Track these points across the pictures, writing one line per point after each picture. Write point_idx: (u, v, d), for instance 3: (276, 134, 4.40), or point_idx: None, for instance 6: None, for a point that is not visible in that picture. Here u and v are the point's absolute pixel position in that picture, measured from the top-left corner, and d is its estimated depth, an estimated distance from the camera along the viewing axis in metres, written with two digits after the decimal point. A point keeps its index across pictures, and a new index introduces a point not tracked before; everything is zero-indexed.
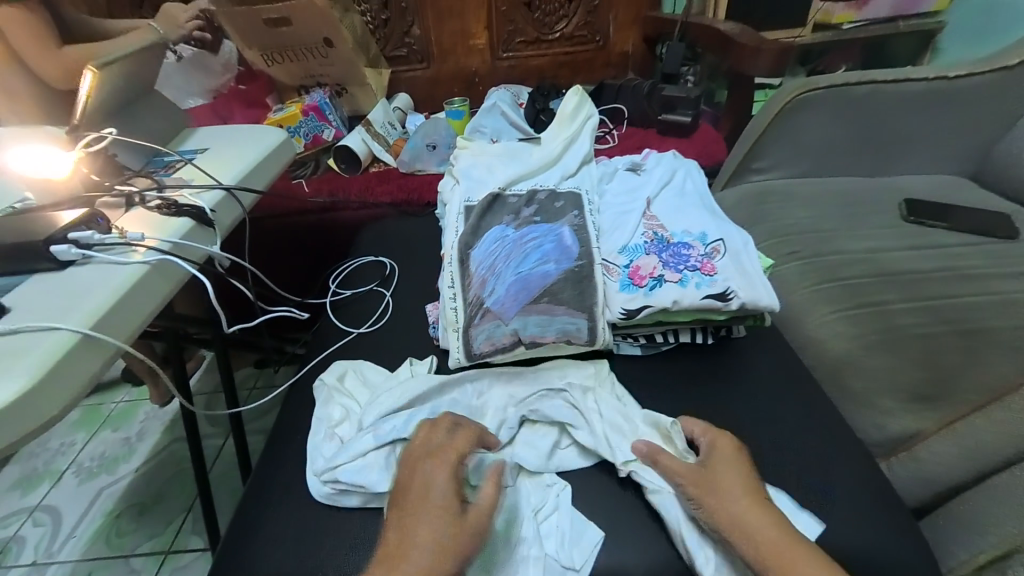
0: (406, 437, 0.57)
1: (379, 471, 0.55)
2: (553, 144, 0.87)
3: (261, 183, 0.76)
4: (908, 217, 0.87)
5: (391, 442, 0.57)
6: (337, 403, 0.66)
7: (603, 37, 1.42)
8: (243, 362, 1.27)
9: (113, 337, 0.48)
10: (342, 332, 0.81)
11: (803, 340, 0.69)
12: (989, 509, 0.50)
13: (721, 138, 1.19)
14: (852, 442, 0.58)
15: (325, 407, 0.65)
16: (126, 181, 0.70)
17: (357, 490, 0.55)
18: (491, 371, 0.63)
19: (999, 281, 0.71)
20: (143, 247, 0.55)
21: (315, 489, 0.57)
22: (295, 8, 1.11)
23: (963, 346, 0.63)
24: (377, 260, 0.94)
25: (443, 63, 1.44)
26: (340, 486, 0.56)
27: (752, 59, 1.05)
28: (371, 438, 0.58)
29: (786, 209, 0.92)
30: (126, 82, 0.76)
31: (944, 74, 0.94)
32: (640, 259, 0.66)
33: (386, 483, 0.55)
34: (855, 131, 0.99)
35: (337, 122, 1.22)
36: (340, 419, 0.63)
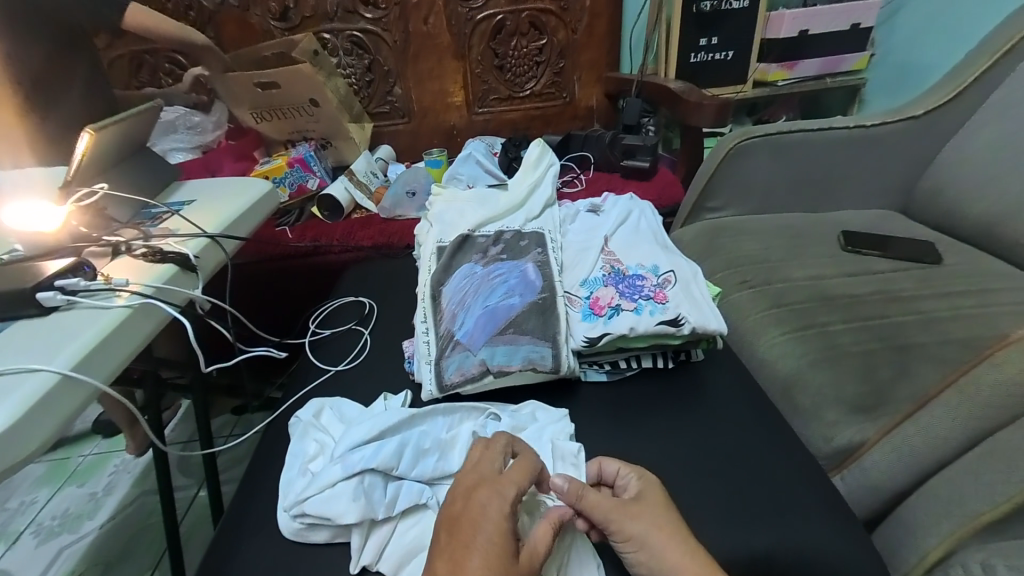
0: (374, 467, 0.57)
1: (346, 502, 0.55)
2: (519, 188, 0.94)
3: (245, 230, 0.81)
4: (846, 246, 0.96)
5: (360, 473, 0.57)
6: (312, 438, 0.66)
7: (569, 94, 1.56)
8: (220, 408, 1.25)
9: (93, 377, 0.50)
10: (321, 370, 0.83)
11: (757, 363, 0.77)
12: (929, 512, 0.54)
13: (678, 180, 1.29)
14: (807, 455, 0.62)
15: (300, 441, 0.67)
16: (114, 232, 0.74)
17: (324, 523, 0.56)
18: (462, 406, 0.66)
19: (920, 303, 0.80)
20: (127, 291, 0.58)
21: (285, 525, 0.58)
22: (283, 73, 1.21)
23: (895, 361, 0.69)
24: (357, 300, 0.98)
25: (423, 118, 1.56)
26: (307, 520, 0.57)
27: (698, 111, 1.19)
28: (339, 469, 0.58)
29: (738, 242, 1.00)
30: (119, 140, 0.81)
31: (863, 123, 1.07)
32: (599, 291, 0.72)
33: (352, 514, 0.55)
34: (792, 172, 1.11)
35: (321, 173, 1.29)
36: (314, 453, 0.64)
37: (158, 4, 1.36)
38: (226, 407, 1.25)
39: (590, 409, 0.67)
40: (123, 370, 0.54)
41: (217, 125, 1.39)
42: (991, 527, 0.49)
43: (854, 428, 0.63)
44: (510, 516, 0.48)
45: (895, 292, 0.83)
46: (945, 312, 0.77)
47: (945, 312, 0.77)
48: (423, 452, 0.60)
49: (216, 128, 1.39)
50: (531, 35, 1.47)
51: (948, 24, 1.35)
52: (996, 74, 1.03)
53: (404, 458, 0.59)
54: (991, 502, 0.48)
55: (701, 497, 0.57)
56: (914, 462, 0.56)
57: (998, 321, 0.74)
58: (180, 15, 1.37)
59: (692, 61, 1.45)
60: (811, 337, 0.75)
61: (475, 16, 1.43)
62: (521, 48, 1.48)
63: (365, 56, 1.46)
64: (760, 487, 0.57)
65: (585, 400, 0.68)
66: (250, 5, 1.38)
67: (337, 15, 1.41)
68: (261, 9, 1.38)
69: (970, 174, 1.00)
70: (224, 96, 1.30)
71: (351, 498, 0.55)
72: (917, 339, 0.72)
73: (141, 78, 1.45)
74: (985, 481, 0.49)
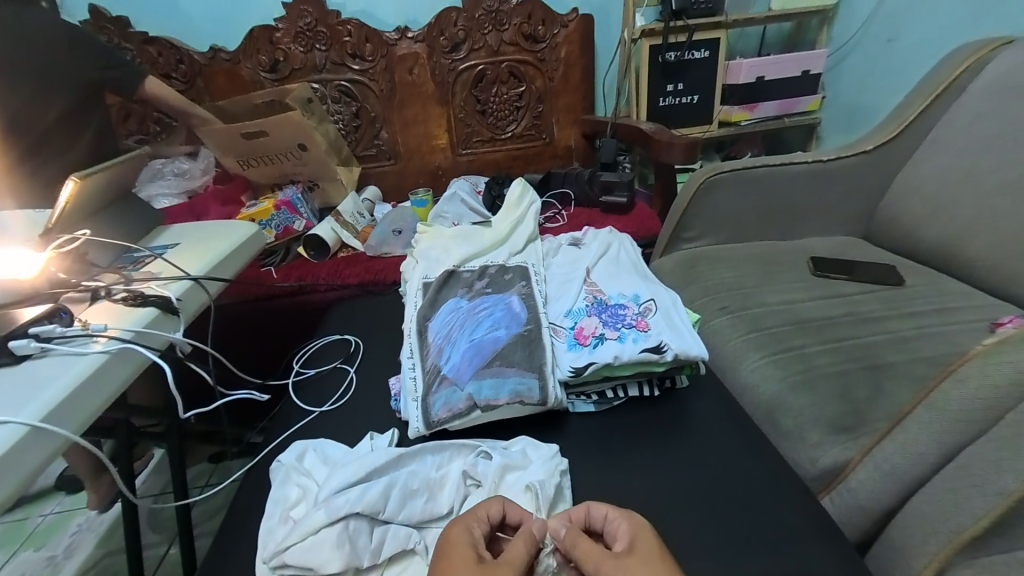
0: (361, 510, 0.55)
1: (330, 551, 0.53)
2: (502, 226, 0.98)
3: (229, 272, 0.81)
4: (816, 271, 1.01)
5: (344, 518, 0.55)
6: (294, 483, 0.64)
7: (548, 135, 1.65)
8: (196, 456, 1.19)
9: (62, 428, 0.48)
10: (304, 411, 0.82)
11: (741, 387, 0.78)
12: (916, 531, 0.54)
13: (655, 213, 1.35)
14: (794, 478, 0.62)
15: (281, 485, 0.64)
16: (94, 276, 0.73)
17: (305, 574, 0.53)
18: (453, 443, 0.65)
19: (887, 323, 0.83)
20: (105, 336, 0.57)
21: None
22: (271, 123, 1.25)
23: (869, 381, 0.71)
24: (342, 338, 0.97)
25: (409, 160, 1.62)
26: (287, 570, 0.54)
27: (668, 151, 1.25)
28: (323, 514, 0.56)
29: (715, 270, 1.04)
30: (104, 187, 0.82)
31: (820, 158, 1.15)
32: (583, 321, 0.74)
33: (335, 564, 0.52)
34: (760, 204, 1.17)
35: (308, 214, 1.31)
36: (296, 499, 0.62)
37: (150, 58, 1.42)
38: (202, 455, 1.20)
39: (579, 440, 0.67)
40: (96, 419, 0.52)
41: (205, 170, 1.42)
42: (975, 542, 0.50)
43: (839, 448, 0.65)
44: (477, 539, 0.48)
45: (865, 313, 0.87)
46: (913, 331, 0.81)
47: (912, 330, 0.81)
48: (411, 493, 0.59)
49: (204, 173, 1.42)
50: (510, 83, 1.57)
51: (887, 70, 1.49)
52: (932, 113, 1.14)
53: (391, 500, 0.57)
54: (972, 517, 0.49)
55: (693, 526, 0.56)
56: (897, 480, 0.57)
57: (961, 338, 0.78)
58: (172, 68, 1.43)
59: (661, 104, 1.56)
60: (789, 359, 0.77)
61: (457, 67, 1.53)
62: (502, 95, 1.58)
63: (352, 103, 1.53)
64: (751, 513, 0.57)
65: (573, 431, 0.68)
66: (241, 60, 1.45)
67: (326, 67, 1.49)
68: (251, 63, 1.45)
69: (921, 202, 1.07)
70: (210, 146, 1.32)
71: (335, 545, 0.53)
72: (888, 358, 0.75)
73: (130, 127, 1.49)
74: (964, 497, 0.50)
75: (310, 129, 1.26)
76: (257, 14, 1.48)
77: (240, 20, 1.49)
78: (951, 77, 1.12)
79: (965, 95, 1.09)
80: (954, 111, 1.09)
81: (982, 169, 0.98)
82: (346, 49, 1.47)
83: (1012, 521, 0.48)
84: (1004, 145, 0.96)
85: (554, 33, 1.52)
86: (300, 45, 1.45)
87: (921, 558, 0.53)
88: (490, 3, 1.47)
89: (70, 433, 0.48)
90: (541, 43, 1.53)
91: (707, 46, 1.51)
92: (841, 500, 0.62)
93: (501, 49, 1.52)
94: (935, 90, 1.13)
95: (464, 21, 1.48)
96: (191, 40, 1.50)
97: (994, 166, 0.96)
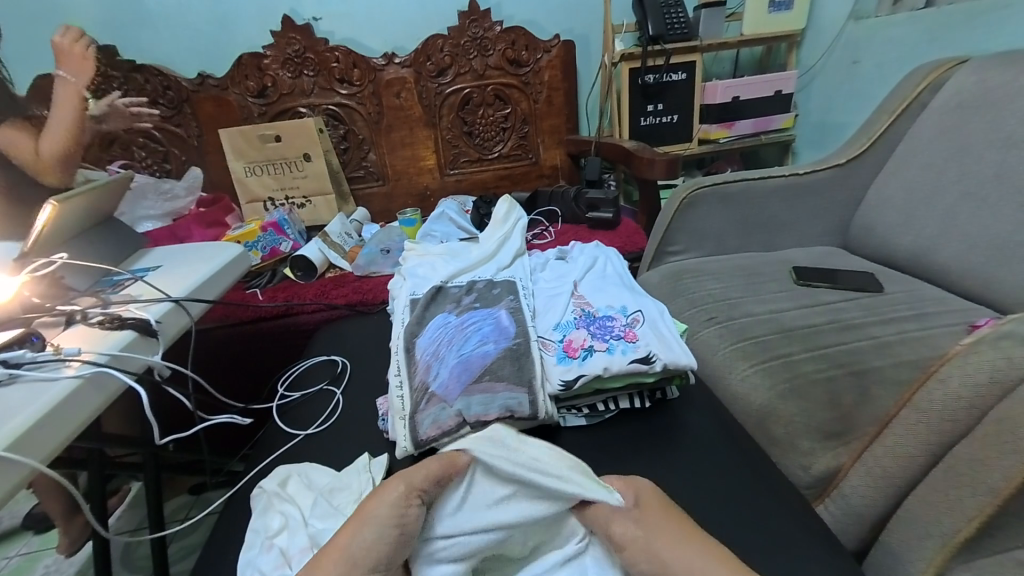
0: None
1: None
2: (489, 242, 0.98)
3: (212, 293, 0.80)
4: (799, 280, 1.03)
5: None
6: (277, 510, 0.61)
7: (535, 155, 1.69)
8: (176, 489, 1.14)
9: (28, 458, 0.45)
10: (289, 435, 0.79)
11: (731, 396, 0.78)
12: (911, 535, 0.54)
13: (640, 228, 1.38)
14: (788, 486, 0.62)
15: (269, 513, 0.61)
16: (70, 301, 0.71)
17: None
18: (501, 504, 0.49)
19: (869, 329, 0.85)
20: (79, 360, 0.55)
21: None
22: (287, 127, 1.38)
23: (856, 386, 0.72)
24: (329, 359, 0.95)
25: (397, 181, 1.64)
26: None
27: (649, 167, 1.29)
28: None
29: (701, 282, 1.06)
30: (83, 210, 0.81)
31: (796, 172, 1.19)
32: (572, 334, 0.74)
33: None
34: (742, 217, 1.20)
35: (295, 235, 1.32)
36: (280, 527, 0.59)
37: (136, 83, 1.42)
38: (182, 487, 1.14)
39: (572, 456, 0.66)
40: (65, 448, 0.49)
41: (190, 192, 1.43)
42: (968, 544, 0.50)
43: (829, 455, 0.68)
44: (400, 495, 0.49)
45: (847, 320, 0.88)
46: (894, 336, 0.82)
47: (894, 335, 0.83)
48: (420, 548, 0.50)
49: (188, 195, 1.43)
50: (496, 105, 1.61)
51: (853, 89, 1.56)
52: (897, 128, 1.19)
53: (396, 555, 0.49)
54: (963, 518, 0.49)
55: None
56: (888, 484, 0.57)
57: (941, 341, 0.80)
58: (159, 94, 1.43)
59: (642, 124, 1.61)
60: (776, 367, 0.77)
61: (444, 91, 1.57)
62: (488, 117, 1.61)
63: (340, 127, 1.55)
64: (748, 524, 0.56)
65: (566, 447, 0.67)
66: (229, 86, 1.46)
67: (314, 92, 1.51)
68: (239, 89, 1.47)
69: (893, 212, 1.12)
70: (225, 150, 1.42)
71: None
72: (872, 363, 0.76)
73: (113, 152, 1.48)
74: (954, 497, 0.50)
75: (319, 141, 1.40)
76: (245, 42, 1.50)
77: (226, 46, 1.50)
78: (912, 95, 1.18)
79: (926, 111, 1.14)
80: (917, 126, 1.15)
81: (948, 179, 1.02)
82: (334, 75, 1.50)
83: (1001, 519, 0.49)
84: (965, 156, 1.01)
85: (537, 58, 1.57)
86: (288, 71, 1.48)
87: (918, 562, 0.53)
88: (475, 30, 1.52)
89: (37, 463, 0.46)
90: (525, 67, 1.58)
91: (684, 69, 1.57)
92: (836, 507, 0.62)
93: (487, 73, 1.57)
94: (898, 107, 1.19)
95: (450, 47, 1.52)
96: (180, 67, 1.51)
97: (958, 176, 1.01)
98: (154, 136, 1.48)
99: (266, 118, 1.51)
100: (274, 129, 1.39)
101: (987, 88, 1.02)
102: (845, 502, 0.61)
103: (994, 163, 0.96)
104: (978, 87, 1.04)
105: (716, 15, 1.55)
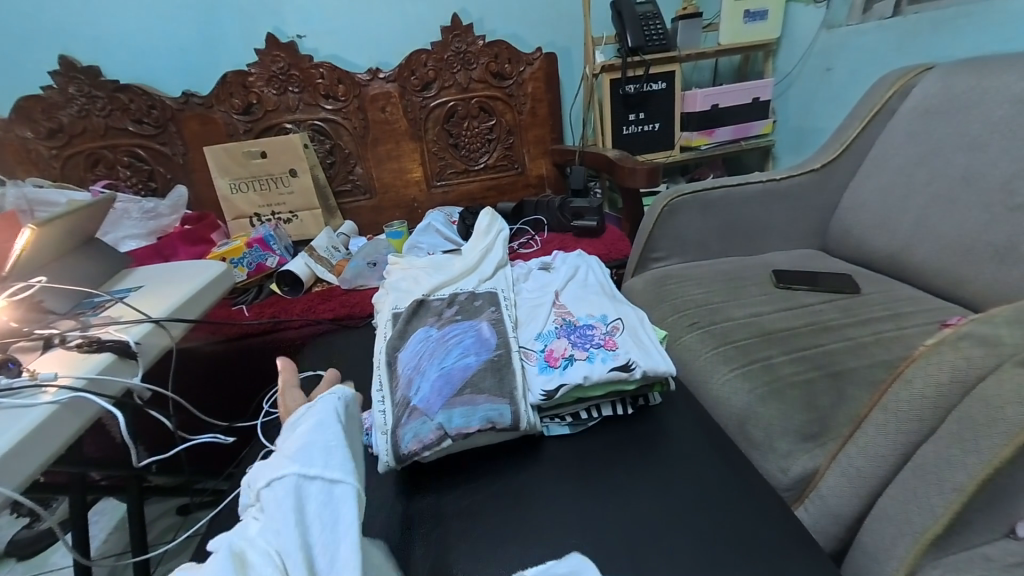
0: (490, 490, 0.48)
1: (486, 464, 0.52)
2: (472, 254, 1.00)
3: (195, 312, 0.80)
4: (779, 283, 1.05)
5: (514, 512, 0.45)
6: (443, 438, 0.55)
7: (520, 165, 1.71)
8: (161, 511, 1.13)
9: (0, 487, 0.45)
10: (272, 453, 0.79)
11: (712, 401, 0.80)
12: (885, 533, 0.55)
13: (625, 236, 1.40)
14: (767, 491, 0.62)
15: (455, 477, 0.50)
16: (49, 324, 0.70)
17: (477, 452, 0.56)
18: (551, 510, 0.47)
19: (847, 330, 0.87)
20: (55, 386, 0.55)
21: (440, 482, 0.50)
22: (273, 145, 1.39)
23: (831, 386, 0.74)
24: (315, 374, 0.95)
25: (384, 194, 1.65)
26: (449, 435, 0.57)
27: (631, 176, 1.31)
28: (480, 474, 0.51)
29: (683, 288, 1.07)
30: (61, 233, 0.80)
31: (774, 177, 1.22)
32: (553, 343, 0.75)
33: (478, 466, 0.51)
34: (723, 223, 1.23)
35: (281, 250, 1.32)
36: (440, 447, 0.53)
37: (120, 103, 1.42)
38: (169, 510, 1.13)
39: (555, 466, 0.66)
40: (39, 477, 0.49)
41: (175, 210, 1.43)
42: (940, 541, 0.51)
43: (806, 456, 0.67)
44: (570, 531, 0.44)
45: (825, 322, 0.90)
46: (869, 337, 0.84)
47: (869, 336, 0.85)
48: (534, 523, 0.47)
49: (173, 213, 1.43)
50: (480, 117, 1.63)
51: (829, 95, 1.60)
52: (869, 134, 1.23)
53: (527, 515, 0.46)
54: (933, 515, 0.50)
55: (671, 549, 0.55)
56: (863, 484, 0.58)
57: (915, 340, 0.82)
58: (144, 113, 1.44)
59: (625, 132, 1.64)
60: (755, 371, 0.79)
61: (428, 104, 1.59)
62: (473, 129, 1.63)
63: (326, 141, 1.56)
64: (728, 532, 0.57)
65: (550, 456, 0.68)
66: (214, 104, 1.47)
67: (300, 108, 1.53)
68: (224, 107, 1.48)
69: (868, 215, 1.14)
70: (210, 167, 1.43)
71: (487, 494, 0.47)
72: (848, 364, 0.78)
73: (96, 172, 1.48)
74: (923, 495, 0.51)
75: (304, 157, 1.41)
76: (230, 62, 1.52)
77: (211, 65, 1.51)
78: (881, 101, 1.21)
79: (896, 116, 1.18)
80: (888, 131, 1.18)
81: (918, 181, 1.05)
82: (319, 91, 1.51)
83: (970, 514, 0.49)
84: (933, 158, 1.04)
85: (520, 71, 1.60)
86: (273, 88, 1.49)
87: (893, 561, 0.53)
88: (458, 44, 1.54)
89: (9, 493, 0.45)
90: (508, 80, 1.61)
91: (664, 79, 1.61)
92: (814, 508, 0.63)
93: (471, 86, 1.59)
94: (870, 112, 1.22)
95: (433, 62, 1.54)
96: (165, 87, 1.52)
97: (928, 177, 1.04)
98: (139, 154, 1.48)
99: (251, 134, 1.51)
100: (260, 146, 1.40)
101: (951, 93, 1.06)
102: (821, 503, 0.62)
103: (959, 165, 0.99)
104: (942, 93, 1.08)
105: (693, 26, 1.59)
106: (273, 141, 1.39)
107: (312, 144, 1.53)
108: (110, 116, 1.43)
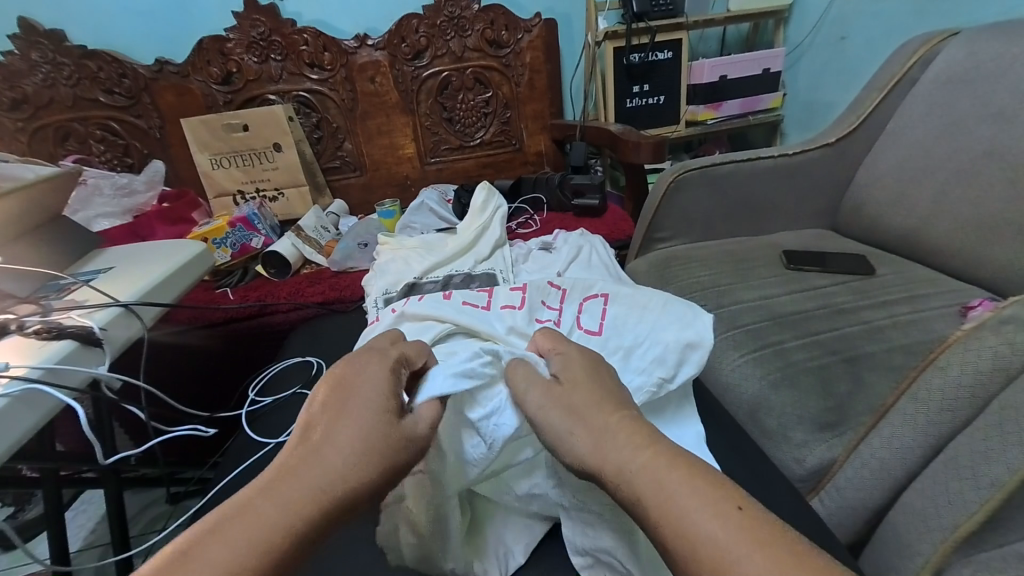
0: None
1: None
2: (466, 234, 0.95)
3: (169, 295, 0.75)
4: (790, 265, 1.00)
5: None
6: None
7: (519, 141, 1.63)
8: (149, 500, 1.10)
9: None
10: (257, 445, 0.75)
11: (722, 388, 0.76)
12: (910, 529, 0.52)
13: (627, 216, 1.34)
14: (780, 483, 0.60)
15: None
16: (6, 309, 0.64)
17: None
18: None
19: (863, 312, 0.83)
20: (8, 376, 0.50)
21: None
22: (254, 117, 1.31)
23: (849, 372, 0.70)
24: (303, 361, 0.91)
25: (375, 171, 1.57)
26: None
27: (635, 150, 1.23)
28: None
29: (690, 269, 1.03)
30: (20, 209, 0.73)
31: (785, 153, 1.16)
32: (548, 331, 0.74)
33: None
34: (729, 201, 1.17)
35: (266, 230, 1.25)
36: None
37: (89, 70, 1.32)
38: (157, 500, 1.10)
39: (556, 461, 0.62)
40: None
41: (150, 187, 1.35)
42: (971, 538, 0.48)
43: (823, 446, 0.64)
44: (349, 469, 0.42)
45: (839, 304, 0.86)
46: (886, 320, 0.80)
47: (887, 319, 0.81)
48: None
49: (148, 190, 1.35)
50: (476, 89, 1.54)
51: (842, 65, 1.52)
52: (888, 105, 1.16)
53: None
54: (965, 512, 0.48)
55: None
56: (886, 476, 0.56)
57: (937, 324, 0.78)
58: (114, 83, 1.34)
59: (628, 106, 1.56)
60: (768, 356, 0.75)
61: (421, 74, 1.49)
62: (468, 102, 1.55)
63: (312, 114, 1.47)
64: None
65: None
66: (190, 73, 1.37)
67: (283, 78, 1.43)
68: (201, 76, 1.38)
69: (883, 191, 1.09)
70: (188, 141, 1.34)
71: None
72: (866, 349, 0.74)
73: (64, 147, 1.38)
74: (956, 490, 0.49)
75: (288, 131, 1.33)
76: (204, 26, 1.41)
77: (187, 32, 1.41)
78: (902, 70, 1.14)
79: (916, 87, 1.11)
80: (908, 101, 1.11)
81: (939, 155, 1.00)
82: (303, 59, 1.42)
83: (1007, 511, 0.47)
84: (957, 132, 0.98)
85: (517, 39, 1.51)
86: (254, 56, 1.39)
87: (917, 557, 0.51)
88: (451, 9, 1.44)
89: None
90: (505, 49, 1.51)
91: (670, 48, 1.52)
92: (831, 500, 0.61)
93: (465, 55, 1.50)
94: (888, 82, 1.15)
95: (425, 28, 1.45)
96: (136, 54, 1.42)
97: (950, 151, 0.98)
98: (111, 128, 1.39)
99: (231, 107, 1.42)
100: (241, 118, 1.31)
101: (978, 60, 0.99)
102: (839, 494, 0.60)
103: (984, 137, 0.93)
104: (971, 59, 1.01)
105: None
106: (254, 112, 1.30)
107: (298, 118, 1.44)
108: (78, 85, 1.33)
